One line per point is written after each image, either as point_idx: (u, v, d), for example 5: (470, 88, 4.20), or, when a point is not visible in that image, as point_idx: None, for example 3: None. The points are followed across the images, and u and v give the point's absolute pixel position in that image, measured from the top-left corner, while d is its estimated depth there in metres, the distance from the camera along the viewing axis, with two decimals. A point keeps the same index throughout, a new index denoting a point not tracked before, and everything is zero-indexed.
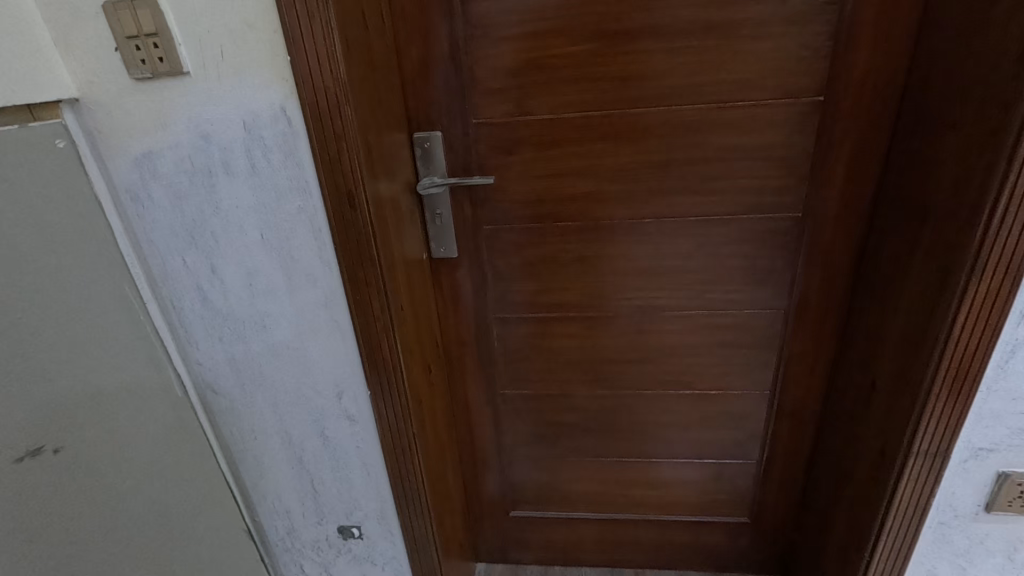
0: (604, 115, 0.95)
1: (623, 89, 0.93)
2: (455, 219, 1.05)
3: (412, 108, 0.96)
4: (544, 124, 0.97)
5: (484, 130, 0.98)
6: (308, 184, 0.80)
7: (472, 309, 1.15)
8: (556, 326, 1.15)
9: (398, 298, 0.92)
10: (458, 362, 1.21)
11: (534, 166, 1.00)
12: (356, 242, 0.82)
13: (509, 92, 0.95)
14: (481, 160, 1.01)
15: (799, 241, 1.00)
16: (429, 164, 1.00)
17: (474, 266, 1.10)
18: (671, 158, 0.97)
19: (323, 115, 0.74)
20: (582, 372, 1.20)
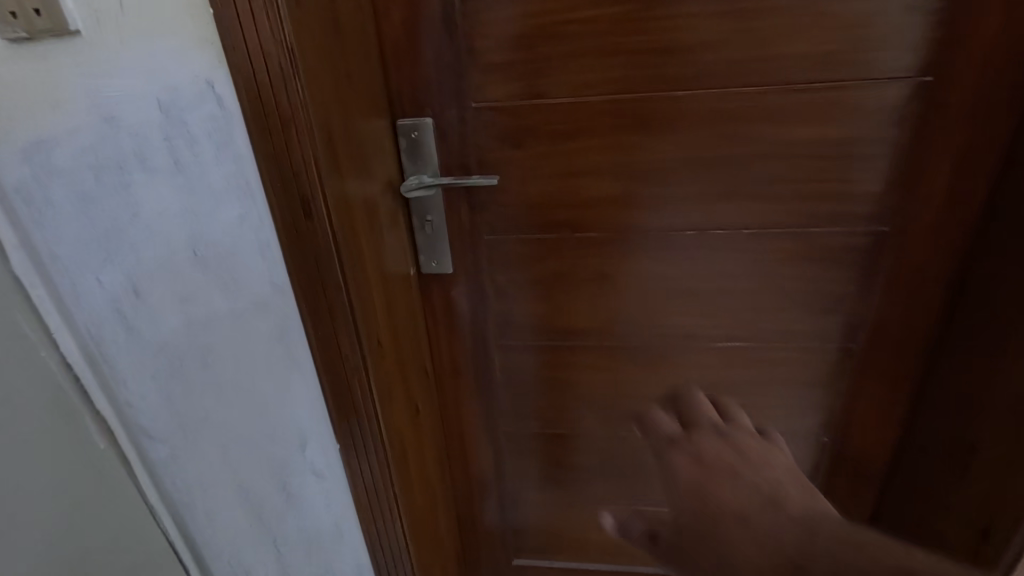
0: (639, 99, 0.75)
1: (664, 65, 0.72)
2: (451, 227, 0.86)
3: (393, 87, 0.76)
4: (562, 110, 0.76)
5: (486, 117, 0.78)
6: (250, 183, 0.61)
7: (470, 335, 0.95)
8: (570, 356, 0.96)
9: (375, 329, 0.73)
10: (451, 395, 1.01)
11: (549, 162, 0.80)
12: (315, 262, 0.63)
13: (519, 69, 0.75)
14: (482, 154, 0.80)
15: (879, 261, 0.80)
16: (417, 158, 0.80)
17: (472, 284, 0.91)
18: (723, 155, 0.76)
19: (264, 92, 0.55)
20: (601, 408, 1.00)
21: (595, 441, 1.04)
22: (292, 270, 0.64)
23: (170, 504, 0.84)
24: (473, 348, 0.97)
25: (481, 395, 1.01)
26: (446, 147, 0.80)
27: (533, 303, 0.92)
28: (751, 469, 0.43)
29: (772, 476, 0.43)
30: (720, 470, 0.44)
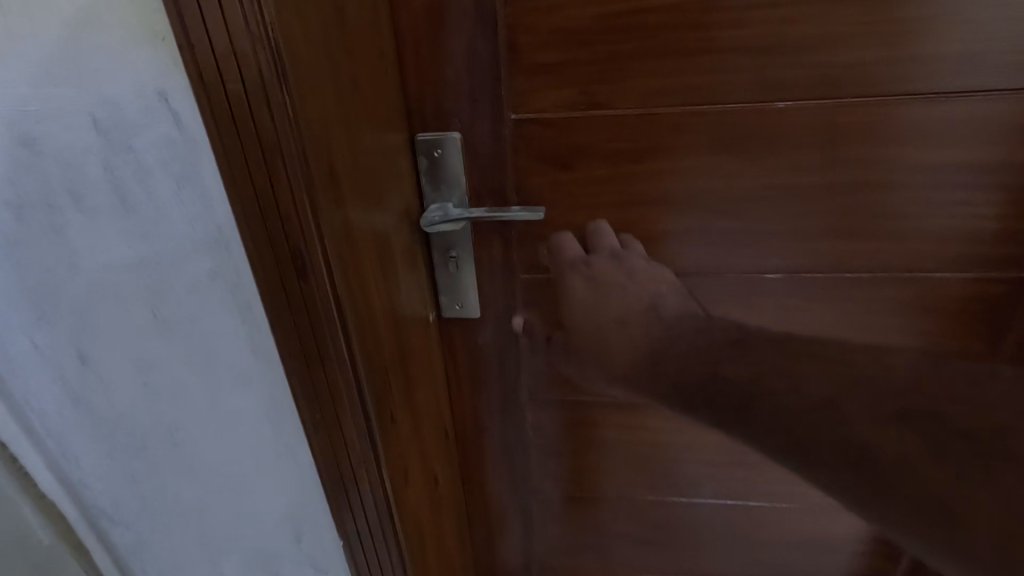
0: (725, 113, 0.59)
1: (764, 70, 0.57)
2: (479, 264, 0.70)
3: (413, 94, 0.60)
4: (624, 126, 0.61)
5: (527, 131, 0.62)
6: (222, 232, 0.45)
7: (499, 388, 0.80)
8: (615, 409, 0.82)
9: (388, 401, 0.58)
10: (476, 456, 0.86)
11: (604, 190, 0.64)
12: (310, 331, 0.47)
13: (572, 73, 0.59)
14: (521, 177, 0.65)
15: (1013, 314, 0.64)
16: (440, 182, 0.64)
17: (503, 331, 0.75)
18: (827, 182, 0.61)
19: (239, 112, 0.39)
20: (647, 463, 0.86)
21: (638, 500, 0.90)
22: (281, 341, 0.49)
23: None
24: (499, 402, 0.81)
25: (507, 452, 0.86)
26: (478, 170, 0.64)
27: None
28: (636, 286, 0.60)
29: (653, 288, 0.59)
30: (612, 290, 0.60)
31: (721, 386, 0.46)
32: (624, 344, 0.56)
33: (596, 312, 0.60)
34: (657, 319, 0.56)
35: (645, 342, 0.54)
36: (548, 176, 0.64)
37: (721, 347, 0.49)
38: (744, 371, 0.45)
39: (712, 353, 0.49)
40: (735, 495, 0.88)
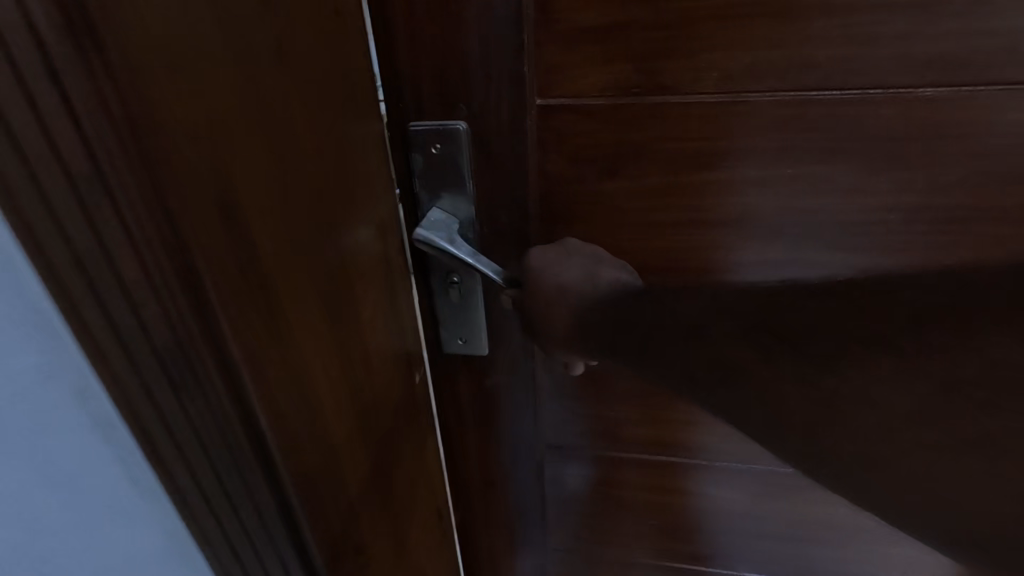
0: (841, 101, 0.41)
1: (916, 40, 0.38)
2: (490, 293, 0.54)
3: (405, 67, 0.44)
4: (693, 117, 0.44)
5: (558, 122, 0.46)
6: (41, 305, 0.29)
7: (509, 439, 0.65)
8: (650, 468, 0.66)
9: (344, 506, 0.42)
10: (476, 510, 0.71)
11: (658, 203, 0.48)
12: (194, 436, 0.31)
13: (625, 42, 0.42)
14: (545, 184, 0.48)
15: None
16: (439, 187, 0.48)
17: (516, 373, 0.60)
18: (986, 208, 0.43)
19: (23, 119, 0.23)
20: (686, 530, 0.71)
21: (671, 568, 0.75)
22: (154, 460, 0.33)
23: None
24: (509, 456, 0.66)
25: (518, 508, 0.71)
26: (491, 171, 0.48)
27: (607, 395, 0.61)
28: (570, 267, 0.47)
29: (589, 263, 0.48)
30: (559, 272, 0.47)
31: (629, 324, 0.40)
32: (555, 314, 0.46)
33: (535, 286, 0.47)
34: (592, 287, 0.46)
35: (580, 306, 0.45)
36: (582, 183, 0.48)
37: (624, 302, 0.43)
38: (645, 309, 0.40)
39: (618, 306, 0.43)
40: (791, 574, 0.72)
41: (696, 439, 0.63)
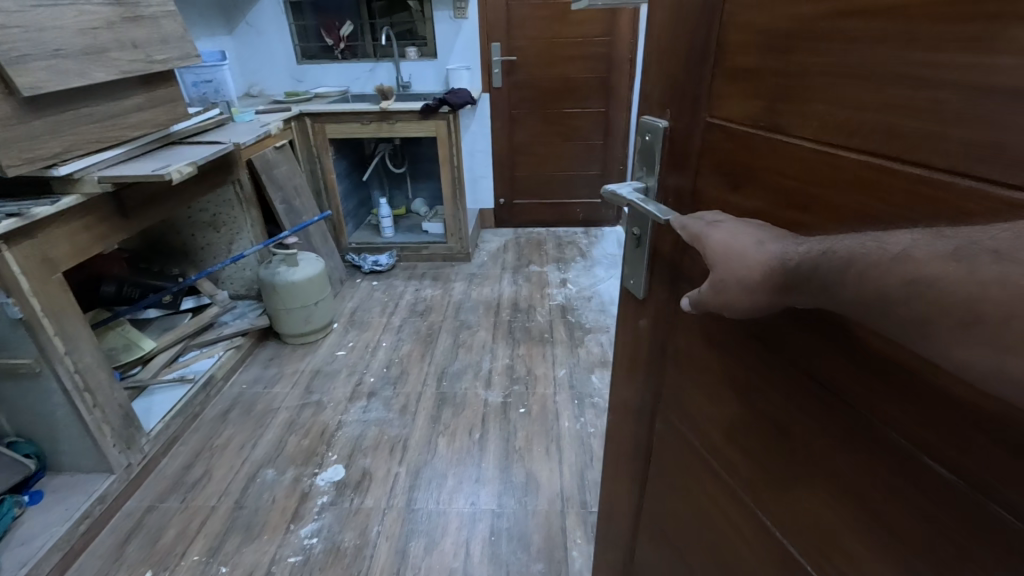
0: (916, 181, 0.50)
1: (992, 117, 0.44)
2: (647, 257, 0.96)
3: (654, 106, 0.86)
4: (799, 153, 0.62)
5: (715, 133, 0.75)
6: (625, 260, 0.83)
7: (651, 353, 1.02)
8: (735, 421, 0.83)
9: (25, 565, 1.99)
10: (619, 409, 1.19)
11: (804, 208, 0.62)
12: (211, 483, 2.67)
13: (759, 86, 0.67)
14: (695, 178, 0.80)
15: None
16: (651, 158, 0.88)
17: (661, 312, 0.96)
18: None
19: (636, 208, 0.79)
20: (760, 486, 0.81)
21: (738, 514, 0.87)
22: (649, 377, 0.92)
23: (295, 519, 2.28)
24: (643, 384, 1.08)
25: (629, 462, 1.19)
26: (677, 158, 0.83)
27: (757, 357, 0.76)
28: (769, 238, 0.63)
29: (759, 236, 0.64)
30: (741, 237, 0.65)
31: (824, 263, 0.53)
32: (748, 258, 0.62)
33: (716, 237, 0.68)
34: (780, 249, 0.60)
35: (770, 264, 0.60)
36: (733, 195, 0.73)
37: (835, 243, 0.54)
38: (844, 255, 0.51)
39: (805, 258, 0.56)
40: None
41: (838, 505, 0.67)
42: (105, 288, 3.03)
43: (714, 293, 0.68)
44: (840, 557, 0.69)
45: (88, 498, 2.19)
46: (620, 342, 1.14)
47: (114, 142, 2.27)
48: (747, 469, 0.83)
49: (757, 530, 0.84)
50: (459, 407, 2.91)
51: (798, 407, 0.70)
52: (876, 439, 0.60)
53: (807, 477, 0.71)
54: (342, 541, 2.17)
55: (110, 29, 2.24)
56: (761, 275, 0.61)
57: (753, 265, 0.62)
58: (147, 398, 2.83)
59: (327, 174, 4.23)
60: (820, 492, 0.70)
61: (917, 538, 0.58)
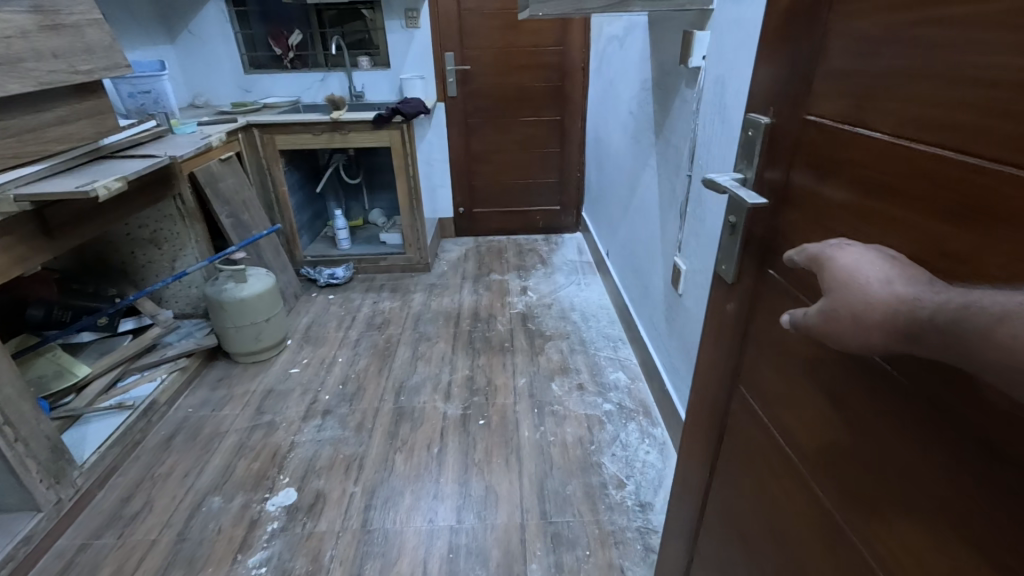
0: (969, 170, 0.56)
1: None
2: (740, 244, 1.03)
3: (760, 106, 0.93)
4: (882, 146, 0.68)
5: (811, 128, 0.81)
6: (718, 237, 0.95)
7: (734, 334, 1.10)
8: (797, 394, 0.90)
9: None
10: (703, 384, 1.28)
11: (886, 200, 0.67)
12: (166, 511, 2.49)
13: (849, 84, 0.73)
14: (787, 172, 0.87)
15: None
16: (752, 151, 0.96)
17: (746, 298, 1.03)
18: None
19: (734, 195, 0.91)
20: (813, 455, 0.86)
21: (792, 483, 0.93)
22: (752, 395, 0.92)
23: (242, 549, 2.13)
24: (723, 363, 1.15)
25: (707, 437, 1.26)
26: (773, 152, 0.90)
27: None
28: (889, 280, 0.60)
29: (874, 274, 0.61)
30: (860, 273, 0.63)
31: (967, 324, 0.50)
32: (871, 305, 0.60)
33: (841, 259, 0.66)
34: (899, 292, 0.58)
35: (889, 310, 0.58)
36: (822, 185, 0.79)
37: (979, 296, 0.51)
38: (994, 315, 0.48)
39: (941, 314, 0.53)
40: (860, 543, 0.76)
41: (877, 470, 0.72)
42: (32, 313, 2.79)
43: (824, 320, 0.67)
44: (888, 537, 0.71)
45: (12, 540, 1.99)
46: (710, 325, 1.21)
47: (38, 156, 2.12)
48: (810, 446, 0.87)
49: (813, 507, 0.87)
50: (417, 422, 2.81)
51: (854, 379, 0.75)
52: (918, 407, 0.64)
53: (854, 443, 0.76)
54: (293, 568, 2.05)
55: (26, 37, 2.04)
56: (886, 318, 0.58)
57: (876, 302, 0.59)
58: (81, 427, 2.60)
59: (278, 187, 4.05)
60: (876, 471, 0.72)
61: (942, 495, 0.62)
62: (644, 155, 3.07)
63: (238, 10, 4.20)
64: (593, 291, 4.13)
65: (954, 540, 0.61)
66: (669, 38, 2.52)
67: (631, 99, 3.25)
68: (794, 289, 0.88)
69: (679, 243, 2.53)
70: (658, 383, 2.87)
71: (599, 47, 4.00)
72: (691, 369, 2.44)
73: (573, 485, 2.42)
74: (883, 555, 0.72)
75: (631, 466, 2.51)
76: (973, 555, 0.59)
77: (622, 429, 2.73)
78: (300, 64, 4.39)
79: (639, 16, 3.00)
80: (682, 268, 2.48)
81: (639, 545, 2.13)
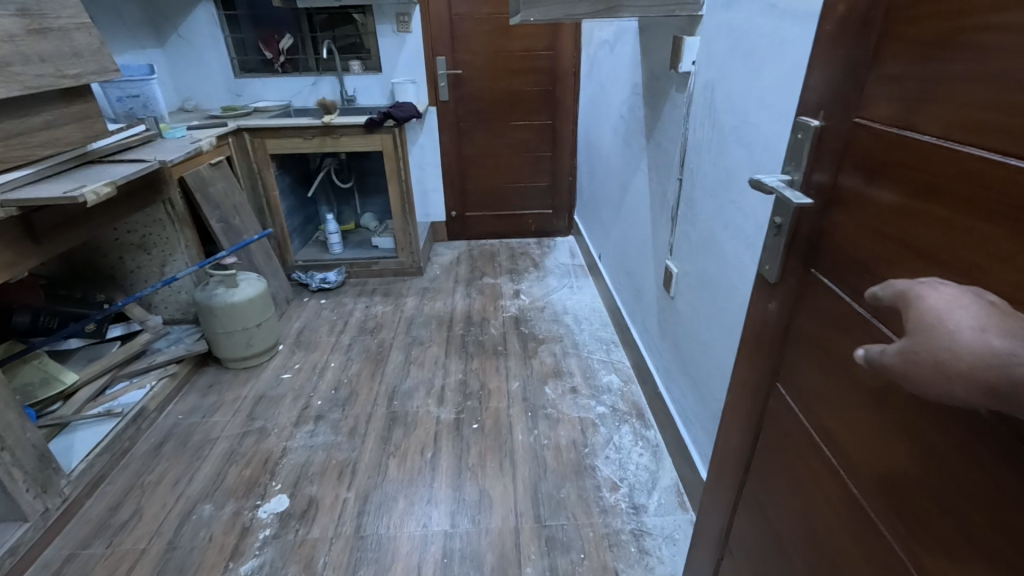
0: (1018, 172, 0.57)
1: None
2: (783, 245, 1.03)
3: (812, 109, 0.93)
4: (930, 149, 0.68)
5: (859, 131, 0.81)
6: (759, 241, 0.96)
7: (774, 332, 1.10)
8: (835, 393, 0.90)
9: None
10: (739, 382, 1.28)
11: (933, 202, 0.68)
12: None
13: (900, 87, 0.73)
14: (835, 174, 0.87)
15: None
16: (800, 152, 0.95)
17: (790, 300, 1.03)
18: None
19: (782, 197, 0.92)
20: (850, 454, 0.87)
21: (827, 482, 0.93)
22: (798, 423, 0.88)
23: (233, 558, 2.09)
24: (763, 364, 1.15)
25: (742, 437, 1.26)
26: (820, 154, 0.90)
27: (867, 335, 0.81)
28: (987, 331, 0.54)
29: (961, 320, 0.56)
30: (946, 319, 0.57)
31: None
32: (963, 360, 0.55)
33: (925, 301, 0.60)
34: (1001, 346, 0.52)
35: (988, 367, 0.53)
36: (870, 186, 0.79)
37: None
38: None
39: None
40: (895, 542, 0.77)
41: (914, 468, 0.72)
42: (18, 319, 2.73)
43: (902, 362, 0.62)
44: (924, 535, 0.71)
45: None
46: (751, 326, 1.21)
47: (24, 161, 2.09)
48: (848, 445, 0.87)
49: (848, 506, 0.87)
50: (410, 426, 2.79)
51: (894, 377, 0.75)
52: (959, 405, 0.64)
53: (891, 442, 0.77)
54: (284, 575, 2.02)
55: (12, 41, 2.01)
56: (978, 372, 0.54)
57: (970, 357, 0.54)
58: (67, 437, 2.53)
59: (268, 191, 4.03)
60: (914, 470, 0.72)
61: (979, 494, 0.62)
62: (635, 159, 3.08)
63: (228, 14, 4.17)
64: (586, 294, 4.13)
65: (994, 539, 0.61)
66: (659, 43, 2.53)
67: (622, 103, 3.26)
68: (841, 291, 0.87)
69: (671, 246, 2.53)
70: (651, 385, 2.86)
71: (590, 51, 4.01)
72: (682, 370, 2.45)
73: (567, 488, 2.40)
74: (920, 554, 0.72)
75: (625, 469, 2.50)
76: (1011, 555, 0.59)
77: (616, 432, 2.72)
78: (290, 69, 4.37)
79: (630, 21, 3.01)
80: (674, 271, 2.48)
81: (634, 548, 2.12)
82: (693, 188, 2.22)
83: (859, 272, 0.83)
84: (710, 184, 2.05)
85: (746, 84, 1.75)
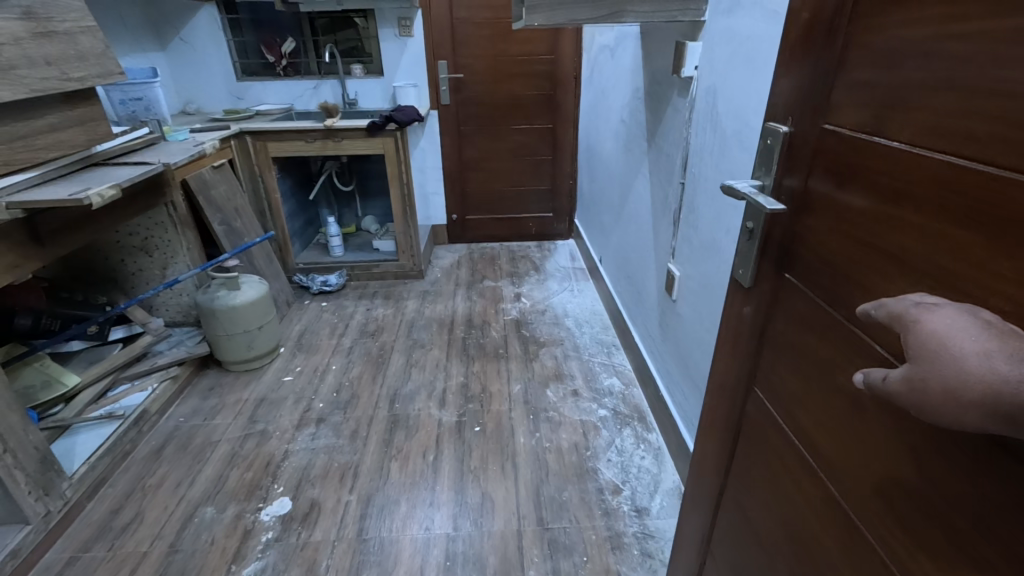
0: (986, 178, 0.59)
1: None
2: (757, 249, 1.06)
3: (779, 116, 0.96)
4: (899, 156, 0.70)
5: (829, 137, 0.84)
6: None
7: (749, 335, 1.12)
8: (812, 394, 0.92)
9: None
10: (716, 385, 1.30)
11: (904, 207, 0.70)
12: None
13: (867, 95, 0.76)
14: (806, 179, 0.90)
15: None
16: (770, 158, 0.98)
17: (764, 302, 1.05)
18: None
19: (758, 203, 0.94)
20: (828, 453, 0.88)
21: (807, 482, 0.94)
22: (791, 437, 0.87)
23: (234, 561, 2.11)
24: (740, 366, 1.17)
25: (722, 441, 1.28)
26: (790, 160, 0.93)
27: (840, 336, 0.83)
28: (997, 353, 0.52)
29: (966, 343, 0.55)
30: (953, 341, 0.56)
31: None
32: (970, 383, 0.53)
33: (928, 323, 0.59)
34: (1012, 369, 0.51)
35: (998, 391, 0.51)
36: (840, 192, 0.81)
37: None
38: None
39: None
40: (875, 541, 0.78)
41: (892, 467, 0.74)
42: (20, 322, 2.74)
43: (908, 391, 0.60)
44: (904, 535, 0.73)
45: None
46: (725, 328, 1.23)
47: (28, 163, 2.11)
48: (826, 444, 0.89)
49: (827, 504, 0.89)
50: (412, 429, 2.80)
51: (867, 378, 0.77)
52: None
53: (868, 442, 0.78)
54: None
55: (18, 45, 2.04)
56: (985, 396, 0.52)
57: (981, 381, 0.52)
58: (69, 438, 2.56)
59: (270, 194, 4.05)
60: (893, 468, 0.74)
61: (955, 492, 0.64)
62: (637, 163, 3.10)
63: (230, 18, 4.20)
64: (586, 297, 4.15)
65: (972, 537, 0.63)
66: (661, 48, 2.56)
67: (623, 108, 3.29)
68: (814, 294, 0.89)
69: (673, 249, 2.55)
70: (653, 388, 2.88)
71: (591, 56, 4.05)
72: (685, 374, 2.47)
73: (569, 491, 2.42)
74: (898, 550, 0.74)
75: (627, 472, 2.52)
76: (987, 550, 0.61)
77: (618, 435, 2.74)
78: (294, 72, 4.41)
79: (630, 26, 3.03)
80: (676, 274, 2.50)
81: (637, 551, 2.13)
82: (696, 193, 2.24)
83: (831, 275, 0.85)
84: (712, 189, 2.07)
85: (749, 88, 1.77)
